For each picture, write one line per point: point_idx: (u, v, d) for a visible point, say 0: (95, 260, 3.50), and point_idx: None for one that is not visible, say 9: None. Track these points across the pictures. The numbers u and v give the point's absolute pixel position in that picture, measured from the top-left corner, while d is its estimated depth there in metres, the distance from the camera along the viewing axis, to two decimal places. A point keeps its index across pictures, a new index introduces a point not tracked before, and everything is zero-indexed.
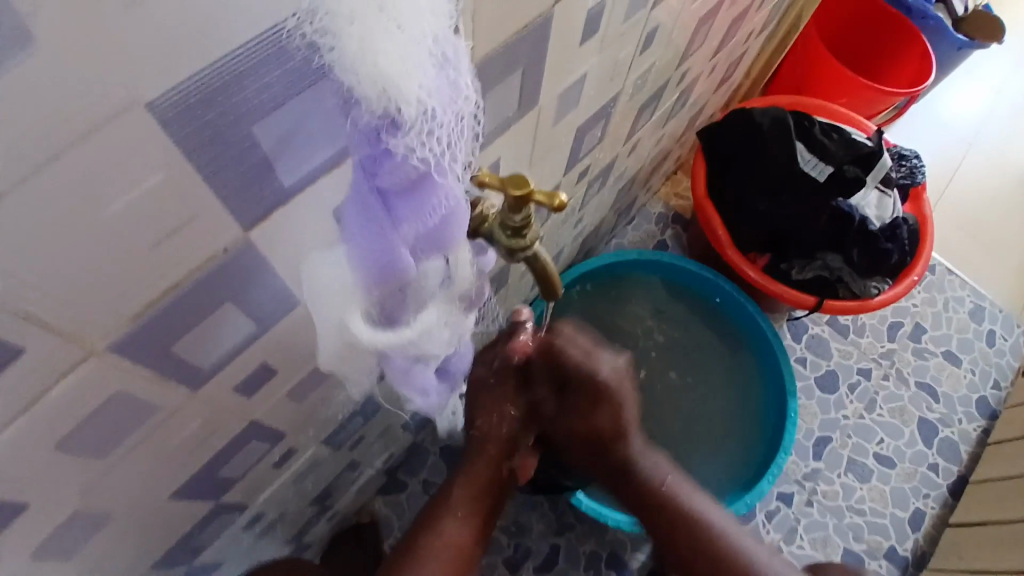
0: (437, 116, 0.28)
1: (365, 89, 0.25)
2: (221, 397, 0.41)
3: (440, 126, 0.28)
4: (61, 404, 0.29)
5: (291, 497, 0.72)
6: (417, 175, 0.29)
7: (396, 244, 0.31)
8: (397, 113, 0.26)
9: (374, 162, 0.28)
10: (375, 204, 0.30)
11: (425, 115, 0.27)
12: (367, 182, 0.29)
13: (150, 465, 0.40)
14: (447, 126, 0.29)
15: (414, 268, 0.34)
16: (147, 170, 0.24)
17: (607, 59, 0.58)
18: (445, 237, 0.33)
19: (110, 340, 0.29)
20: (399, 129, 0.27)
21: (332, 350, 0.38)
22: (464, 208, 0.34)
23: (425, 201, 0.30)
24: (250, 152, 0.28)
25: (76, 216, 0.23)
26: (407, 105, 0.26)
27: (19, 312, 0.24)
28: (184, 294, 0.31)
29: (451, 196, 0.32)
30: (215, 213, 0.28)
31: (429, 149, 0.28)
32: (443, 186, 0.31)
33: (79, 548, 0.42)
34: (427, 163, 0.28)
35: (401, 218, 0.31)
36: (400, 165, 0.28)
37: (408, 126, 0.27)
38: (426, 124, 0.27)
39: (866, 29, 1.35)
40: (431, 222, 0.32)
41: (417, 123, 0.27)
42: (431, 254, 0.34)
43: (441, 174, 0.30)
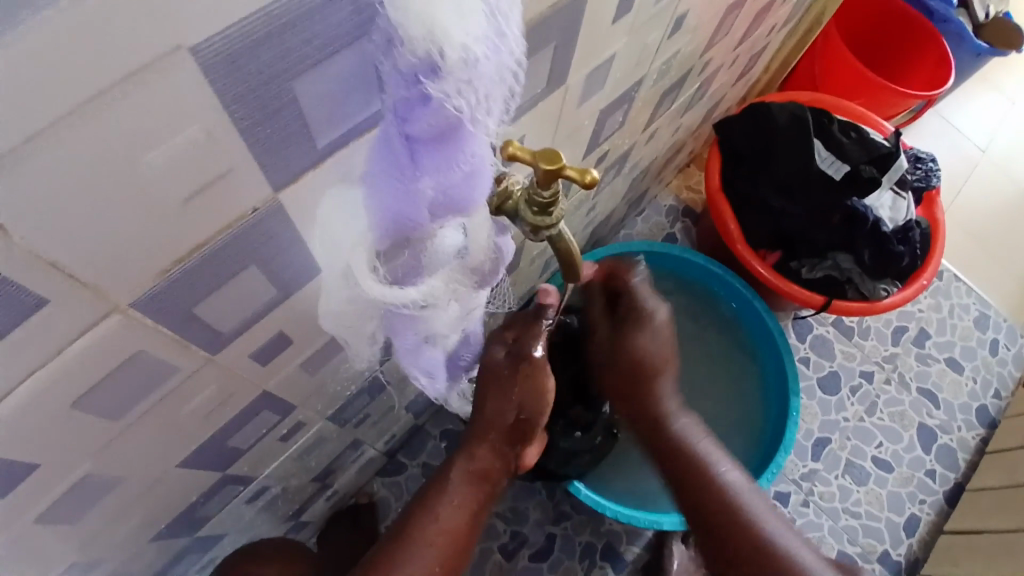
0: (484, 69, 0.27)
1: (411, 27, 0.24)
2: (237, 365, 0.40)
3: (484, 80, 0.27)
4: (80, 360, 0.29)
5: (293, 474, 0.72)
6: (449, 126, 0.28)
7: (416, 192, 0.30)
8: (439, 58, 0.25)
9: (407, 107, 0.27)
10: (398, 150, 0.29)
11: (470, 66, 0.26)
12: (396, 126, 0.28)
13: (162, 431, 0.40)
14: (492, 80, 0.28)
15: (427, 221, 0.33)
16: (186, 120, 0.23)
17: (636, 41, 0.57)
18: (466, 197, 0.32)
19: (135, 297, 0.28)
20: (439, 75, 0.25)
21: (341, 304, 0.37)
22: (489, 170, 0.32)
23: (451, 155, 0.29)
24: (288, 107, 0.27)
25: (111, 161, 0.22)
26: (451, 50, 0.25)
27: (48, 260, 0.23)
28: (210, 254, 0.30)
29: (478, 152, 0.31)
30: (248, 170, 0.28)
31: (467, 100, 0.27)
32: (473, 140, 0.29)
33: (86, 512, 0.41)
34: (462, 112, 0.27)
35: (423, 168, 0.30)
36: (432, 113, 0.27)
37: (448, 73, 0.25)
38: (469, 74, 0.26)
39: (887, 29, 1.34)
40: (453, 177, 0.31)
41: (460, 72, 0.25)
42: (449, 212, 0.33)
43: (473, 129, 0.29)
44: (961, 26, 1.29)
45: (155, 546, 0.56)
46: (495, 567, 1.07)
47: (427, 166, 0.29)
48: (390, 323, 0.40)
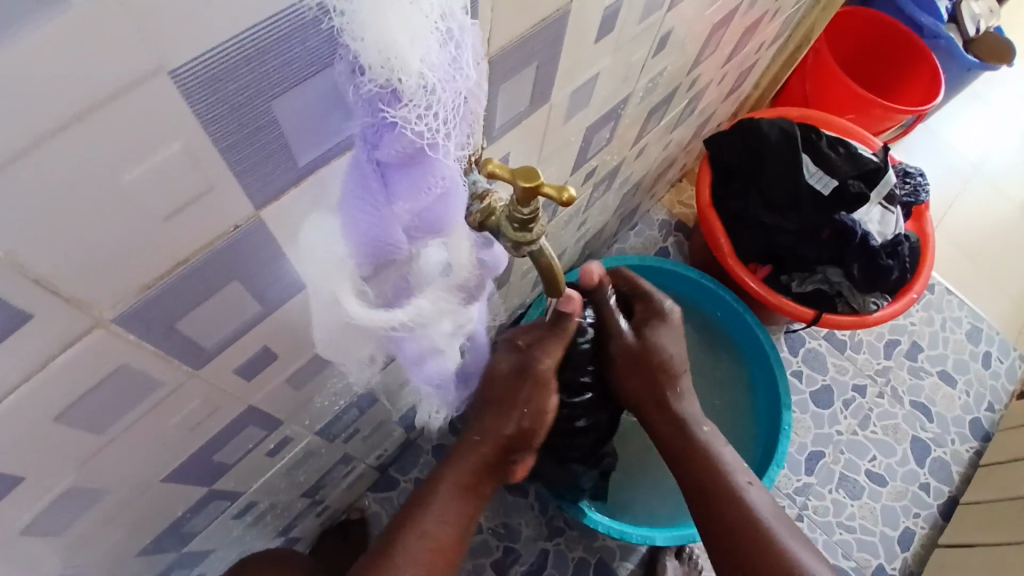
0: (442, 93, 0.28)
1: (368, 57, 0.25)
2: (222, 378, 0.41)
3: (444, 104, 0.28)
4: (63, 374, 0.29)
5: (282, 488, 0.71)
6: (416, 151, 0.29)
7: (389, 215, 0.32)
8: (397, 84, 0.26)
9: (374, 135, 0.29)
10: (370, 176, 0.30)
11: (428, 89, 0.27)
12: (365, 153, 0.30)
13: (147, 444, 0.40)
14: (453, 105, 0.29)
15: (406, 244, 0.34)
16: (167, 139, 0.24)
17: (621, 60, 0.58)
18: (440, 216, 0.34)
19: (116, 311, 0.29)
20: (399, 101, 0.27)
21: (327, 333, 0.38)
22: (462, 192, 0.34)
23: (420, 179, 0.31)
24: (267, 128, 0.28)
25: (90, 179, 0.23)
26: (407, 77, 0.26)
27: (30, 275, 0.24)
28: (193, 269, 0.30)
29: (449, 176, 0.32)
30: (230, 187, 0.28)
31: (430, 123, 0.28)
32: (441, 166, 0.31)
33: (69, 525, 0.41)
34: (425, 138, 0.29)
35: (395, 193, 0.31)
36: (397, 140, 0.29)
37: (408, 98, 0.27)
38: (428, 99, 0.27)
39: (880, 47, 1.37)
40: (426, 201, 0.32)
41: (418, 95, 0.27)
42: (425, 233, 0.35)
43: (442, 152, 0.30)
44: (951, 42, 1.31)
45: (141, 561, 0.56)
46: None
47: (398, 190, 0.31)
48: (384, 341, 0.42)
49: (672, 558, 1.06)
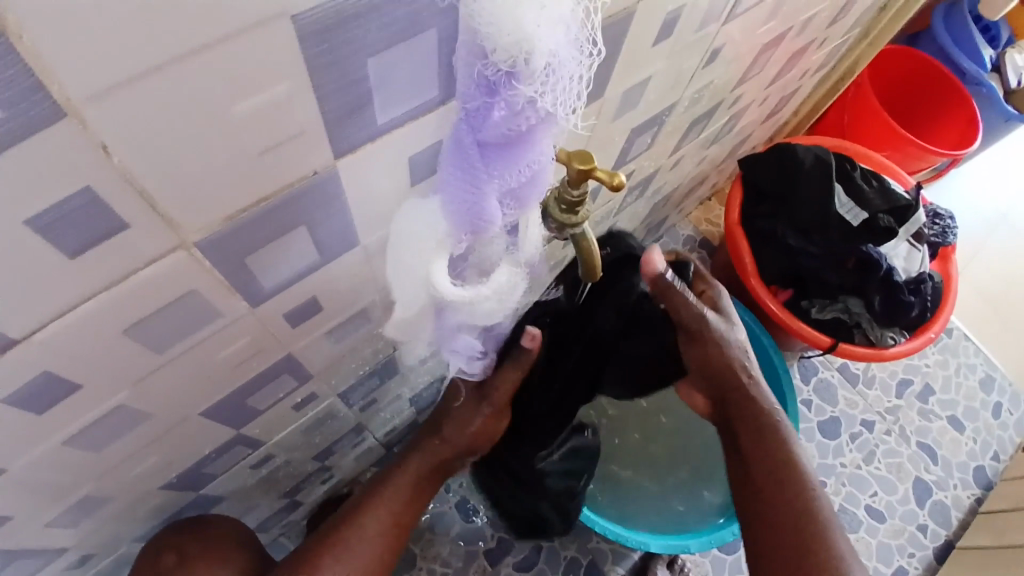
0: (562, 75, 0.29)
1: (501, 41, 0.26)
2: (271, 321, 0.43)
3: (562, 86, 0.30)
4: (140, 290, 0.31)
5: (298, 446, 0.74)
6: (522, 131, 0.31)
7: (488, 189, 0.34)
8: (523, 66, 0.27)
9: (483, 114, 0.30)
10: (473, 156, 0.32)
11: (550, 71, 0.28)
12: (471, 135, 0.31)
13: (195, 376, 0.42)
14: (566, 89, 0.30)
15: (496, 218, 0.36)
16: (276, 79, 0.26)
17: (673, 66, 0.60)
18: (529, 189, 0.36)
19: (201, 236, 0.31)
20: (522, 83, 0.28)
21: (408, 296, 0.42)
22: (551, 166, 0.35)
23: (520, 156, 0.32)
24: (359, 83, 0.30)
25: (204, 110, 0.25)
26: (536, 57, 0.27)
27: (136, 187, 0.26)
28: (271, 207, 0.33)
29: (543, 153, 0.33)
30: (316, 133, 0.31)
31: (545, 103, 0.30)
32: (541, 142, 0.32)
33: (113, 445, 0.44)
34: (536, 117, 0.30)
35: (496, 169, 0.33)
36: (509, 120, 0.30)
37: (530, 80, 0.28)
38: (548, 78, 0.28)
39: (918, 89, 1.37)
40: (522, 175, 0.34)
41: (541, 79, 0.28)
42: (512, 205, 0.37)
43: (544, 131, 0.32)
44: (993, 90, 1.31)
45: (163, 495, 0.59)
46: (478, 570, 1.08)
47: (498, 169, 0.32)
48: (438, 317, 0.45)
49: (663, 567, 1.07)
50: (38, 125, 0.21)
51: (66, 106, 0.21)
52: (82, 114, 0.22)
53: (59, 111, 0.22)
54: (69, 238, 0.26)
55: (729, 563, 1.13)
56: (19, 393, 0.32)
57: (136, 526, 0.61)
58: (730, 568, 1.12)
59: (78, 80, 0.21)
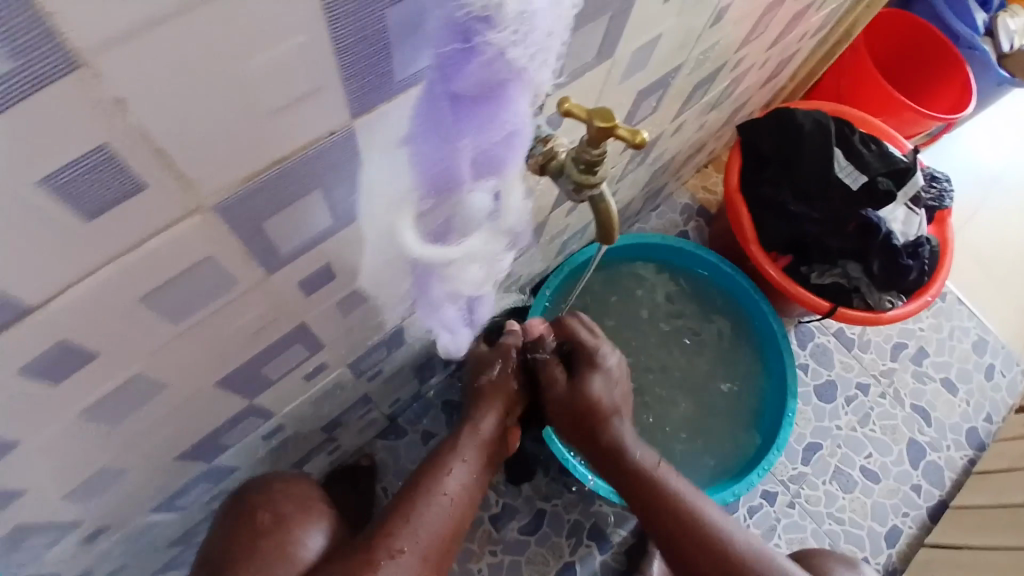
0: (534, 22, 0.29)
1: None
2: (286, 288, 0.42)
3: (533, 34, 0.29)
4: (156, 256, 0.30)
5: (308, 416, 0.74)
6: (494, 83, 0.30)
7: (458, 147, 0.33)
8: (495, 12, 0.27)
9: (451, 68, 0.29)
10: (442, 107, 0.31)
11: (524, 18, 0.28)
12: (441, 84, 0.30)
13: (209, 345, 0.41)
14: (539, 36, 0.30)
15: (466, 175, 0.35)
16: (292, 30, 0.25)
17: (682, 24, 0.59)
18: (501, 152, 0.35)
19: (218, 200, 0.30)
20: (496, 28, 0.27)
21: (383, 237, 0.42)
22: (525, 129, 0.35)
23: (492, 111, 0.31)
24: (375, 36, 0.29)
25: (219, 62, 0.24)
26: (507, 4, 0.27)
27: (152, 146, 0.25)
28: (288, 169, 0.32)
29: (517, 113, 0.33)
30: (333, 90, 0.30)
31: (518, 51, 0.29)
32: (513, 101, 0.32)
33: (128, 416, 0.43)
34: (509, 70, 0.30)
35: (466, 127, 0.32)
36: (480, 70, 0.29)
37: (502, 27, 0.27)
38: (521, 28, 0.28)
39: (915, 51, 1.36)
40: (493, 135, 0.33)
41: (514, 23, 0.28)
42: (483, 167, 0.36)
43: (518, 84, 0.31)
44: (986, 55, 1.30)
45: (177, 467, 0.59)
46: (484, 535, 1.10)
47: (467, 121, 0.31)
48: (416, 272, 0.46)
49: None
50: (50, 76, 0.20)
51: (78, 55, 0.20)
52: (96, 65, 0.21)
53: (74, 61, 0.20)
54: (82, 199, 0.25)
55: None
56: (33, 364, 0.32)
57: (147, 500, 0.62)
58: None
59: (91, 26, 0.20)
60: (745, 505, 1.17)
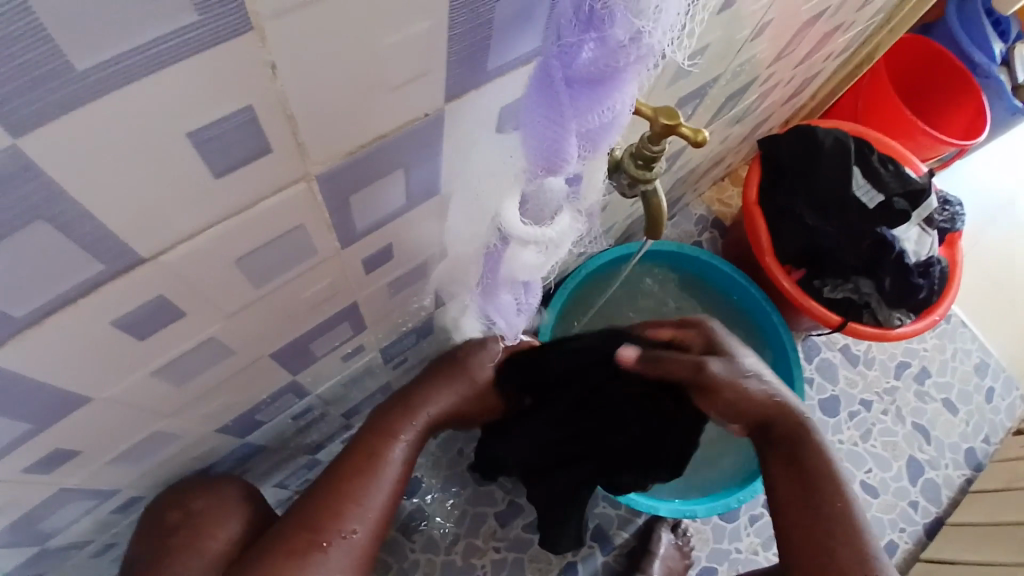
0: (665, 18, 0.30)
1: None
2: (351, 264, 0.44)
3: (662, 26, 0.30)
4: (258, 219, 0.32)
5: (335, 400, 0.76)
6: (610, 71, 0.32)
7: (567, 130, 0.34)
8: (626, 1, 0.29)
9: (572, 52, 0.32)
10: (559, 91, 0.33)
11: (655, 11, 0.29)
12: (561, 69, 0.32)
13: (277, 314, 0.43)
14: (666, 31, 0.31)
15: (571, 165, 0.37)
16: (422, 15, 0.27)
17: (726, 36, 0.61)
18: (600, 136, 0.37)
19: (322, 170, 0.32)
20: (626, 19, 0.29)
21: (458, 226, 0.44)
22: (625, 119, 0.36)
23: (604, 97, 0.33)
24: (484, 25, 0.31)
25: (362, 38, 0.26)
26: None
27: (286, 112, 0.27)
28: (384, 145, 0.34)
29: (623, 101, 0.34)
30: (440, 73, 0.32)
31: (644, 42, 0.30)
32: (623, 88, 0.33)
33: (192, 380, 0.45)
34: (626, 57, 0.31)
35: (577, 109, 0.34)
36: (603, 56, 0.31)
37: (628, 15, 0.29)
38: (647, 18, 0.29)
39: (932, 78, 1.39)
40: (597, 120, 0.35)
41: (645, 15, 0.29)
42: (585, 154, 0.38)
43: (633, 73, 0.32)
44: (1001, 83, 1.34)
45: (215, 438, 0.60)
46: (489, 531, 1.11)
47: (579, 106, 0.33)
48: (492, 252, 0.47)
49: (668, 531, 1.11)
50: (224, 35, 0.22)
51: (252, 20, 0.23)
52: (264, 29, 0.23)
53: (247, 24, 0.23)
54: (216, 157, 0.27)
55: (730, 530, 1.17)
56: (131, 316, 0.34)
57: (183, 470, 0.63)
58: (730, 535, 1.17)
59: None
60: (746, 514, 1.18)
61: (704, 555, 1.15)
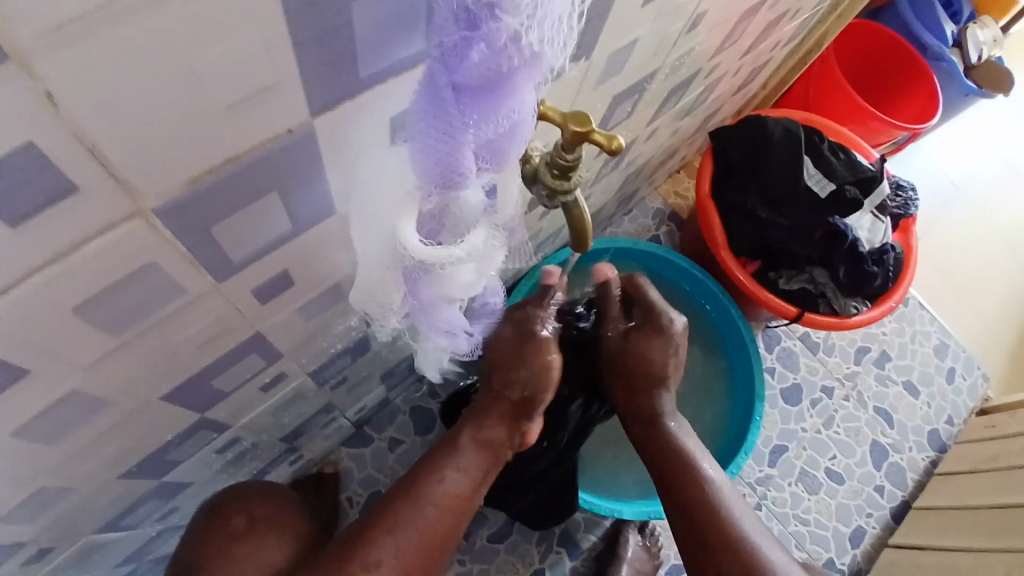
0: (551, 9, 0.26)
1: None
2: (239, 297, 0.40)
3: (550, 18, 0.27)
4: (92, 262, 0.28)
5: (267, 428, 0.71)
6: (502, 74, 0.28)
7: (462, 143, 0.30)
8: None
9: (455, 56, 0.27)
10: (446, 100, 0.28)
11: (539, 2, 0.26)
12: (445, 75, 0.27)
13: (157, 356, 0.39)
14: (552, 21, 0.27)
15: (472, 178, 0.33)
16: (248, 21, 0.23)
17: (658, 30, 0.58)
18: (503, 145, 0.32)
19: (160, 203, 0.28)
20: (508, 13, 0.25)
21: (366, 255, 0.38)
22: (529, 124, 0.32)
23: (500, 102, 0.29)
24: (339, 31, 0.27)
25: (167, 53, 0.22)
26: None
27: (86, 143, 0.23)
28: (240, 170, 0.29)
29: (523, 104, 0.30)
30: (293, 87, 0.27)
31: (531, 40, 0.27)
32: (519, 91, 0.29)
33: (67, 434, 0.40)
34: (518, 56, 0.27)
35: (470, 119, 0.29)
36: (492, 59, 0.27)
37: (513, 9, 0.25)
38: (532, 8, 0.25)
39: (884, 62, 1.38)
40: (496, 127, 0.30)
41: (529, 9, 0.25)
42: (486, 164, 0.33)
43: (527, 75, 0.29)
44: (954, 65, 1.34)
45: (121, 484, 0.55)
46: (453, 545, 1.06)
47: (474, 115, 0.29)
48: (409, 279, 0.40)
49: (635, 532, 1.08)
50: None
51: (4, 45, 0.18)
52: (24, 55, 0.19)
53: None
54: (5, 202, 0.23)
55: None
56: None
57: (95, 519, 0.58)
58: None
59: (17, 13, 0.18)
60: None
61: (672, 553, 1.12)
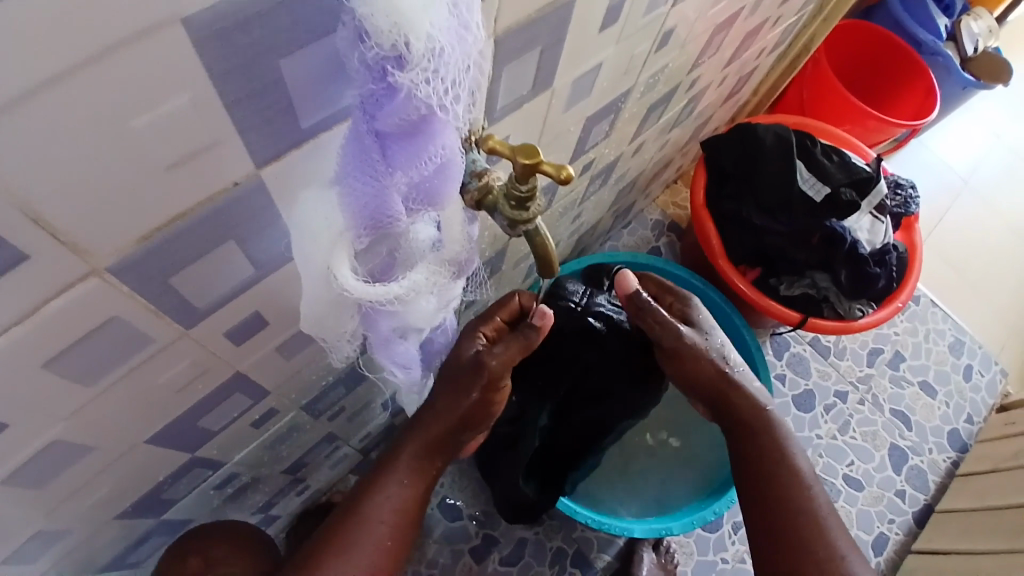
0: (449, 61, 0.27)
1: (376, 21, 0.25)
2: (212, 340, 0.41)
3: (451, 72, 0.28)
4: (58, 320, 0.29)
5: (264, 462, 0.72)
6: (418, 121, 0.29)
7: (388, 186, 0.31)
8: (405, 49, 0.26)
9: (373, 104, 0.28)
10: (371, 149, 0.30)
11: (435, 55, 0.27)
12: (365, 123, 0.29)
13: (136, 402, 0.40)
14: (460, 69, 0.29)
15: (403, 216, 0.34)
16: (177, 87, 0.24)
17: (624, 51, 0.58)
18: (437, 188, 0.33)
19: (113, 261, 0.29)
20: (406, 68, 0.26)
21: (313, 311, 0.37)
22: (460, 160, 0.33)
23: (424, 147, 0.30)
24: (274, 88, 0.28)
25: (94, 123, 0.23)
26: (417, 40, 0.26)
27: (29, 214, 0.24)
28: (192, 223, 0.31)
29: (448, 145, 0.31)
30: (235, 142, 0.29)
31: (435, 90, 0.28)
32: (442, 134, 0.30)
33: (53, 479, 0.41)
34: (431, 103, 0.28)
35: (395, 162, 0.31)
36: (405, 108, 0.28)
37: (415, 63, 0.26)
38: (434, 64, 0.27)
39: (877, 60, 1.37)
40: (425, 170, 0.32)
41: (424, 63, 0.26)
42: (425, 206, 0.35)
43: (443, 121, 0.30)
44: (949, 59, 1.32)
45: (120, 524, 0.56)
46: (465, 569, 1.04)
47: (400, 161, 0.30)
48: (365, 315, 0.41)
49: (649, 550, 1.05)
50: None
51: None
52: None
53: None
54: None
55: (713, 541, 1.11)
56: None
57: (97, 558, 0.59)
58: (715, 545, 1.11)
59: None
60: (730, 521, 1.12)
61: (689, 569, 1.09)
